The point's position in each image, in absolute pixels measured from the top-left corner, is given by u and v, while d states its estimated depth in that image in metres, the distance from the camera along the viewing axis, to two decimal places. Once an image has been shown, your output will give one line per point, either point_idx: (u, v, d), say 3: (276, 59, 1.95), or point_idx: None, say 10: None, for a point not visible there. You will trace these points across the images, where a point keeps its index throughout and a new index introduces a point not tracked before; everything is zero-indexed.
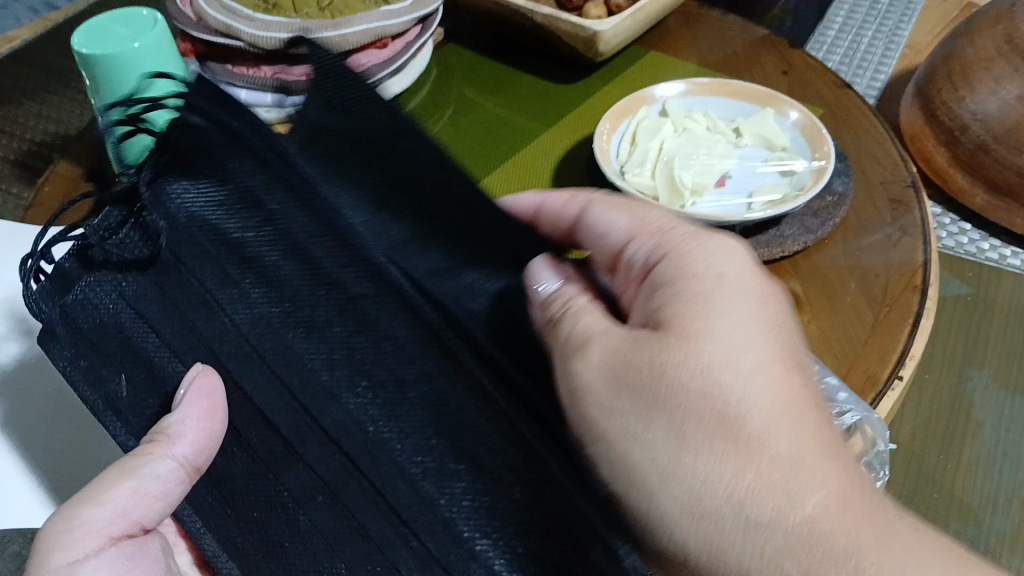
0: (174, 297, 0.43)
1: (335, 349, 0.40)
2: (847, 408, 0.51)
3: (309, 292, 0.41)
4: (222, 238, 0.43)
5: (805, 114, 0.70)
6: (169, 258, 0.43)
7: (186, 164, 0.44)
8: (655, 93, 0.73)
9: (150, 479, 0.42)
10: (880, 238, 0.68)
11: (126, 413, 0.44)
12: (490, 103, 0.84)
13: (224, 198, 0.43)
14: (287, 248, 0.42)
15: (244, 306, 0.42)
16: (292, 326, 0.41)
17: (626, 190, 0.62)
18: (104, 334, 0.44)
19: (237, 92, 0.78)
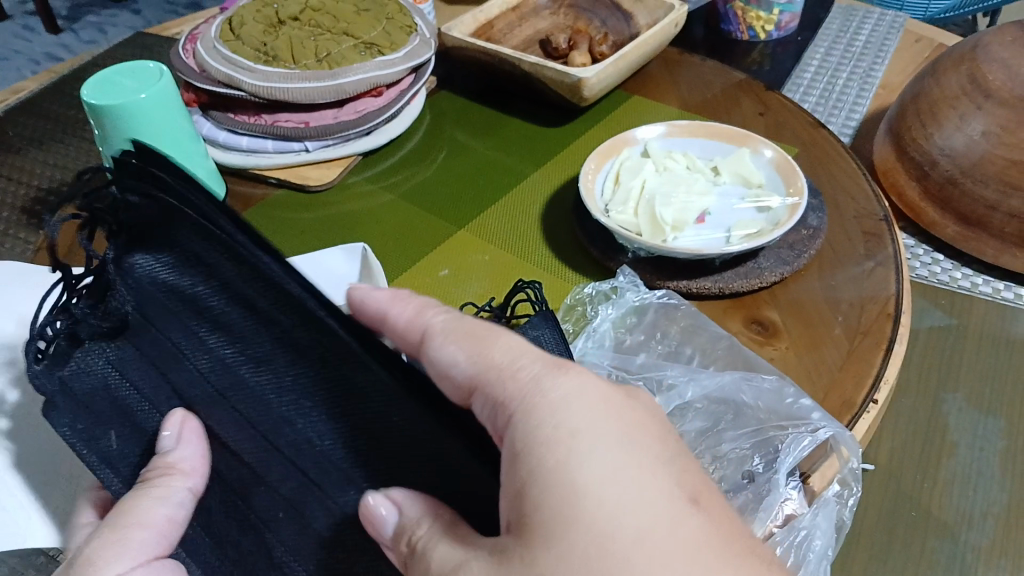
0: (149, 354, 0.45)
1: (282, 378, 0.42)
2: (821, 425, 0.53)
3: (258, 333, 0.42)
4: (178, 294, 0.44)
5: (779, 153, 0.73)
6: (137, 320, 0.45)
7: (145, 233, 0.44)
8: (637, 135, 0.77)
9: (170, 507, 0.42)
10: (854, 269, 0.71)
11: (118, 463, 0.45)
12: (481, 146, 0.88)
13: (176, 261, 0.44)
14: (240, 304, 0.42)
15: (207, 353, 0.43)
16: (247, 362, 0.43)
17: (610, 226, 0.66)
18: (95, 400, 0.44)
19: (238, 139, 0.82)
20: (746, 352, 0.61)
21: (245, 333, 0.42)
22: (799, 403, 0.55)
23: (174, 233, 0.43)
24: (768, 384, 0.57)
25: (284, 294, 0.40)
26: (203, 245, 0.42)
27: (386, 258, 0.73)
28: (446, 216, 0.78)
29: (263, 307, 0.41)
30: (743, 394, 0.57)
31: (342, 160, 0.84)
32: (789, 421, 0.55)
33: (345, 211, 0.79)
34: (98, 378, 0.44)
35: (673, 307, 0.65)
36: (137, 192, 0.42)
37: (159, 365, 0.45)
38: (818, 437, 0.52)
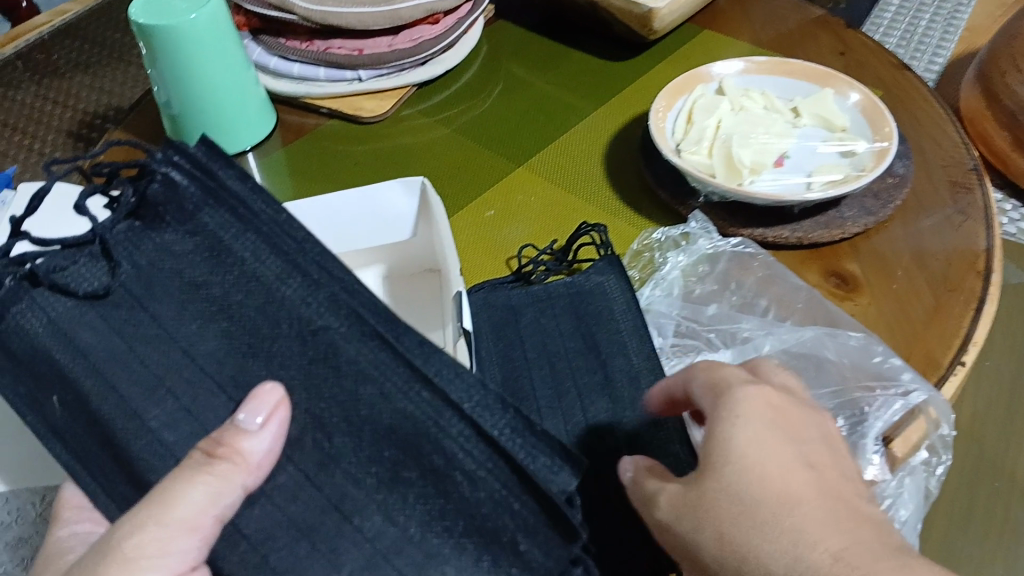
0: (120, 327, 0.42)
1: (287, 372, 0.40)
2: (913, 388, 0.50)
3: (269, 335, 0.40)
4: (193, 284, 0.42)
5: (866, 95, 0.68)
6: (124, 294, 0.42)
7: (155, 215, 0.43)
8: (711, 72, 0.72)
9: (223, 507, 0.38)
10: (942, 221, 0.66)
11: (65, 431, 0.43)
12: (541, 81, 0.83)
13: (194, 248, 0.42)
14: (251, 290, 0.41)
15: (200, 339, 0.41)
16: (252, 356, 0.41)
17: (682, 168, 0.62)
18: (37, 360, 0.42)
19: (290, 67, 0.78)
20: (827, 305, 0.57)
21: (250, 333, 0.41)
22: (889, 362, 0.52)
23: (200, 222, 0.42)
24: (854, 340, 0.53)
25: (324, 294, 0.40)
26: (239, 238, 0.41)
27: (443, 196, 0.70)
28: (502, 152, 0.74)
29: (287, 304, 0.40)
30: (826, 350, 0.54)
31: (396, 92, 0.81)
32: (876, 381, 0.51)
33: (398, 145, 0.76)
34: (39, 340, 0.42)
35: (749, 256, 0.61)
36: (182, 174, 0.43)
37: (130, 343, 0.41)
38: (911, 401, 0.49)
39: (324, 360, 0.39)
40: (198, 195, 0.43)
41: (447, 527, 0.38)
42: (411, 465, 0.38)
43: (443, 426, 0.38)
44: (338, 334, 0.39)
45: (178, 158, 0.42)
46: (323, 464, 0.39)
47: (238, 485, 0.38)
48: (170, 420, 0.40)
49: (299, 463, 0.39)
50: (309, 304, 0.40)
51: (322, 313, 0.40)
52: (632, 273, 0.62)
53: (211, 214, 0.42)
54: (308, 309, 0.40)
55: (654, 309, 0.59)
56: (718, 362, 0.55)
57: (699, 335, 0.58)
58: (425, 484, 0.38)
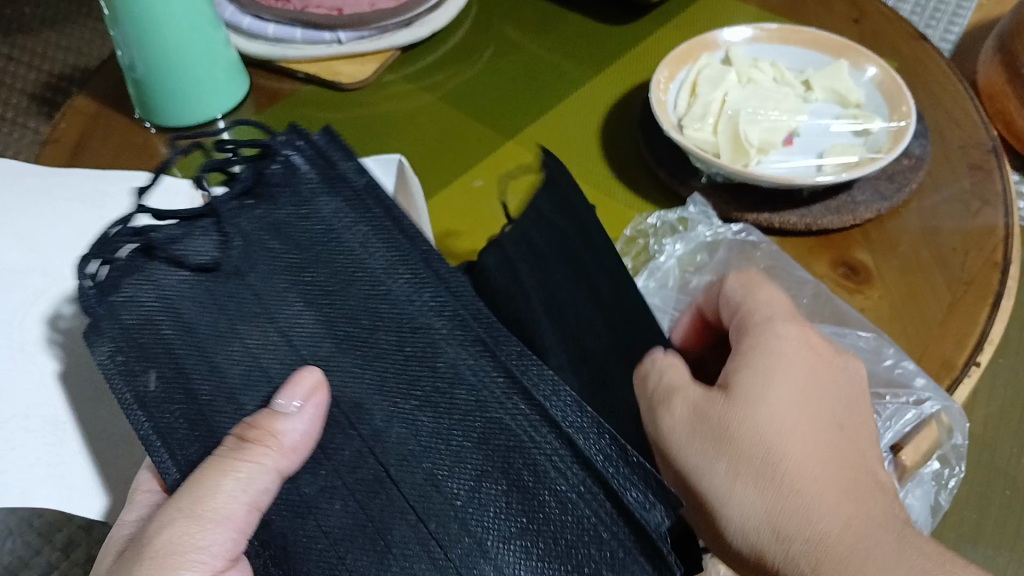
0: (221, 302, 0.40)
1: (382, 370, 0.38)
2: (926, 398, 0.46)
3: (368, 327, 0.39)
4: (291, 263, 0.41)
5: (884, 69, 0.63)
6: (228, 269, 0.41)
7: (269, 194, 0.43)
8: (718, 39, 0.67)
9: (255, 493, 0.36)
10: (957, 207, 0.62)
11: (153, 405, 0.38)
12: (534, 45, 0.78)
13: (292, 224, 0.42)
14: (352, 275, 0.40)
15: (296, 326, 0.39)
16: (348, 347, 0.39)
17: (684, 145, 0.57)
18: (141, 333, 0.40)
19: (264, 26, 0.73)
20: (835, 303, 0.53)
21: (352, 325, 0.39)
22: (901, 368, 0.47)
23: (313, 202, 0.42)
24: (867, 340, 0.48)
25: (428, 291, 0.39)
26: (352, 228, 0.41)
27: (425, 172, 0.65)
28: (489, 123, 0.69)
29: (390, 296, 0.39)
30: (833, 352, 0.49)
31: (378, 55, 0.75)
32: (886, 389, 0.47)
33: (380, 111, 0.71)
34: (149, 314, 0.40)
35: (750, 245, 0.57)
36: (304, 160, 0.44)
37: (232, 321, 0.40)
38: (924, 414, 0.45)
39: (422, 360, 0.37)
40: (315, 180, 0.43)
41: (526, 546, 0.34)
42: (498, 477, 0.35)
43: (539, 441, 0.35)
44: (441, 333, 0.38)
45: (302, 144, 0.44)
46: (405, 462, 0.36)
47: (269, 469, 0.36)
48: (247, 382, 0.39)
49: (380, 459, 0.36)
50: (418, 303, 0.39)
51: (422, 310, 0.38)
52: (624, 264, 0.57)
53: (326, 200, 0.42)
54: (411, 306, 0.39)
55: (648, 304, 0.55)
56: None
57: None
58: (510, 498, 0.34)
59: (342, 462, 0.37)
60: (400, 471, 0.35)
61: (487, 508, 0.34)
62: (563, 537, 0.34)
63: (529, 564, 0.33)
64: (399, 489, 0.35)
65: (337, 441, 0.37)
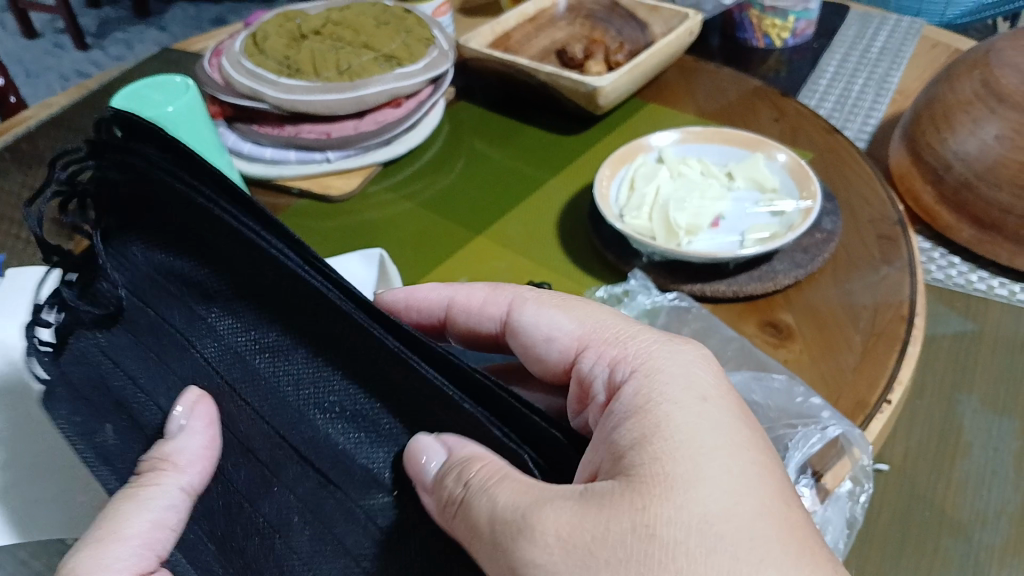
0: (144, 342, 0.47)
1: (302, 374, 0.43)
2: (830, 424, 0.53)
3: (270, 329, 0.43)
4: (193, 285, 0.45)
5: (793, 158, 0.75)
6: (135, 303, 0.47)
7: (139, 217, 0.47)
8: (652, 142, 0.79)
9: (162, 510, 0.43)
10: (868, 272, 0.72)
11: (116, 459, 0.47)
12: (499, 155, 0.89)
13: (180, 246, 0.46)
14: (245, 282, 0.44)
15: (211, 341, 0.45)
16: (262, 355, 0.44)
17: (624, 231, 0.67)
18: (89, 386, 0.47)
19: (262, 150, 0.84)
20: (755, 354, 0.62)
21: (260, 330, 0.44)
22: (808, 401, 0.55)
23: (176, 213, 0.45)
24: (776, 383, 0.57)
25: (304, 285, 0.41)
26: (212, 232, 0.43)
27: (406, 265, 0.75)
28: (463, 222, 0.80)
29: (278, 297, 0.43)
30: (752, 393, 0.56)
31: (363, 170, 0.86)
32: (797, 419, 0.54)
33: (366, 219, 0.81)
34: (94, 367, 0.47)
35: (685, 309, 0.66)
36: (131, 169, 0.45)
37: (157, 356, 0.46)
38: (829, 436, 0.52)
39: (326, 349, 0.42)
40: (151, 183, 0.44)
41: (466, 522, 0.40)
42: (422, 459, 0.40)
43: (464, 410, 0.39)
44: (327, 319, 0.41)
45: (116, 154, 0.44)
46: (338, 463, 0.42)
47: (173, 484, 0.43)
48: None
49: (317, 465, 0.42)
50: (296, 293, 0.42)
51: (308, 303, 0.41)
52: None
53: (182, 208, 0.44)
54: (295, 297, 0.42)
55: None
56: None
57: None
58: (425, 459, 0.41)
59: (288, 478, 0.42)
60: (348, 458, 0.42)
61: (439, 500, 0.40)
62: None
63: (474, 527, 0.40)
64: (347, 491, 0.41)
65: (280, 459, 0.43)
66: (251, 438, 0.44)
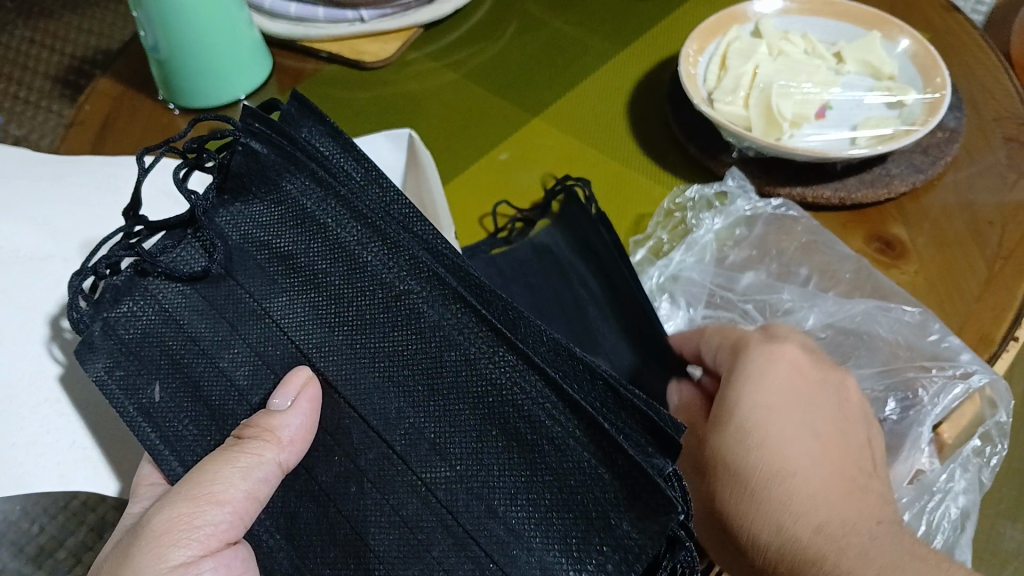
0: (219, 307, 0.41)
1: (376, 355, 0.38)
2: (973, 371, 0.47)
3: (354, 301, 0.39)
4: (280, 255, 0.41)
5: (918, 41, 0.62)
6: (221, 272, 0.41)
7: (241, 187, 0.43)
8: (749, 11, 0.66)
9: (256, 481, 0.37)
10: (993, 180, 0.60)
11: (158, 415, 0.40)
12: (557, 20, 0.76)
13: (279, 217, 0.42)
14: (337, 254, 0.40)
15: (290, 309, 0.40)
16: (342, 329, 0.39)
17: (714, 118, 0.56)
18: (145, 344, 0.41)
19: (286, 6, 0.72)
20: (876, 277, 0.54)
21: (342, 306, 0.39)
22: (947, 342, 0.49)
23: (279, 186, 0.42)
24: (908, 316, 0.51)
25: (404, 256, 0.38)
26: (321, 205, 0.41)
27: (451, 148, 0.65)
28: (517, 100, 0.69)
29: (370, 268, 0.39)
30: (876, 325, 0.52)
31: (400, 33, 0.74)
32: (932, 361, 0.49)
33: (405, 90, 0.70)
34: (150, 328, 0.41)
35: (791, 220, 0.57)
36: (262, 144, 0.42)
37: (231, 323, 0.40)
38: (972, 385, 0.47)
39: (409, 324, 0.38)
40: (279, 161, 0.42)
41: (533, 501, 0.34)
42: (517, 453, 0.35)
43: (527, 390, 0.35)
44: (419, 294, 0.38)
45: (257, 125, 0.42)
46: (412, 435, 0.36)
47: (273, 458, 0.36)
48: (253, 379, 0.39)
49: (389, 440, 0.36)
50: (393, 266, 0.39)
51: (401, 275, 0.38)
52: (661, 236, 0.58)
53: (293, 179, 0.42)
54: (386, 270, 0.39)
55: (684, 277, 0.57)
56: None
57: (734, 306, 0.56)
58: (511, 453, 0.35)
59: (352, 444, 0.37)
60: (415, 445, 0.36)
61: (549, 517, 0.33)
62: (567, 483, 0.33)
63: (545, 523, 0.33)
64: (409, 465, 0.36)
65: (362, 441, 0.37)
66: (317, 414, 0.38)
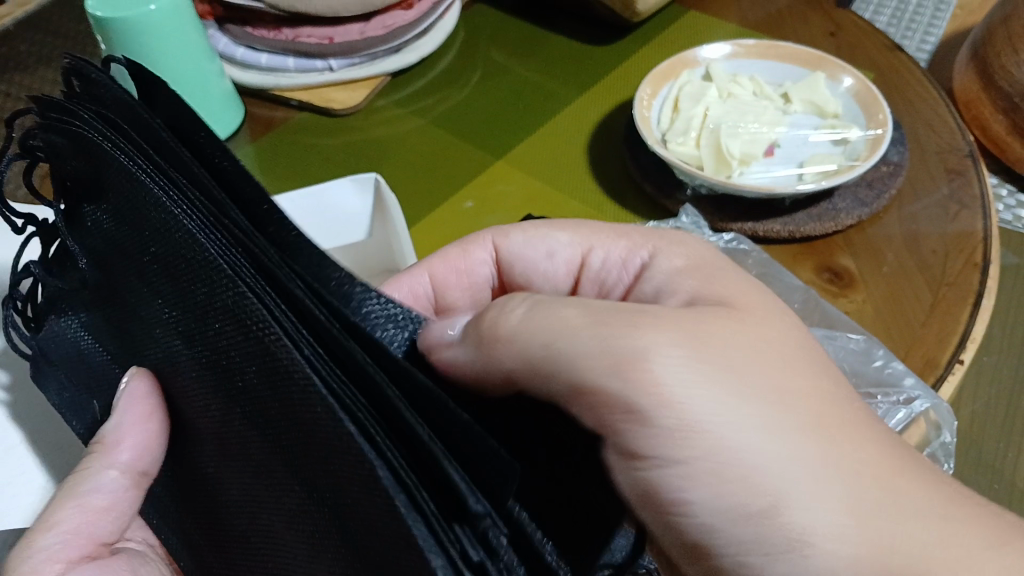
0: (117, 321, 0.38)
1: (237, 397, 0.31)
2: (916, 396, 0.50)
3: (207, 328, 0.31)
4: (134, 263, 0.34)
5: (859, 80, 0.66)
6: (103, 282, 0.37)
7: (90, 178, 0.34)
8: (700, 56, 0.70)
9: (93, 493, 0.40)
10: (936, 212, 0.63)
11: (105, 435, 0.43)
12: (520, 67, 0.79)
13: (116, 214, 0.33)
14: (174, 274, 0.31)
15: (164, 336, 0.34)
16: (204, 364, 0.32)
17: (666, 158, 0.59)
18: (79, 362, 0.42)
19: (257, 57, 0.75)
20: (823, 306, 0.56)
21: (196, 333, 0.32)
22: (891, 367, 0.51)
23: (104, 178, 0.33)
24: (852, 344, 0.52)
25: (228, 282, 0.28)
26: (137, 198, 0.31)
27: (418, 191, 0.67)
28: (480, 144, 0.71)
29: (203, 291, 0.30)
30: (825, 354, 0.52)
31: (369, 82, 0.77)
32: (877, 387, 0.51)
33: (373, 136, 0.73)
34: (78, 343, 0.41)
35: (743, 254, 0.59)
36: (66, 121, 0.32)
37: (132, 344, 0.38)
38: (914, 409, 0.49)
39: (256, 368, 0.28)
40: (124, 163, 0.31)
41: None
42: (382, 547, 0.27)
43: (382, 490, 0.25)
44: (248, 334, 0.28)
45: (79, 85, 0.31)
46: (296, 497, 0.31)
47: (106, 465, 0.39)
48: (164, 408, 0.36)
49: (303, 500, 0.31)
50: (221, 291, 0.28)
51: (230, 305, 0.28)
52: None
53: (116, 172, 0.31)
54: (215, 297, 0.29)
55: None
56: None
57: None
58: (381, 539, 0.27)
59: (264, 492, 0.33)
60: (317, 505, 0.29)
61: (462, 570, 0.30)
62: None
63: None
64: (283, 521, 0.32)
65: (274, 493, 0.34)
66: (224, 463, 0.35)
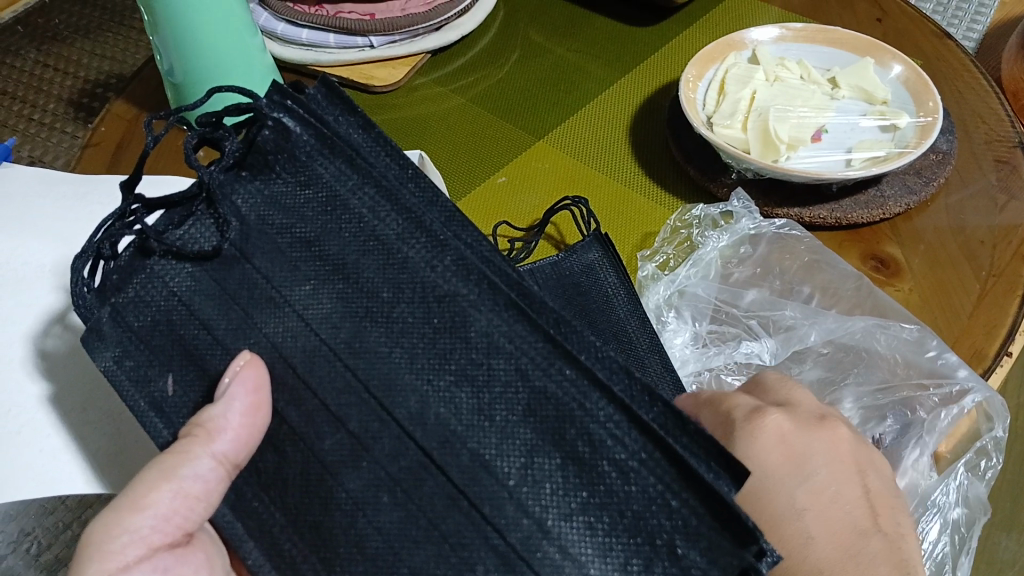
0: (235, 292, 0.37)
1: (409, 342, 0.35)
2: (969, 388, 0.49)
3: (389, 299, 0.35)
4: (305, 241, 0.37)
5: (909, 67, 0.65)
6: (235, 253, 0.37)
7: (265, 164, 0.38)
8: (747, 39, 0.69)
9: (189, 479, 0.36)
10: (984, 202, 0.62)
11: (171, 410, 0.37)
12: (560, 47, 0.78)
13: (286, 198, 0.38)
14: (368, 244, 0.36)
15: (313, 301, 0.36)
16: (368, 322, 0.35)
17: (713, 142, 0.58)
18: (158, 332, 0.37)
19: (297, 32, 0.75)
20: (876, 294, 0.55)
21: (377, 294, 0.36)
22: (944, 359, 0.50)
23: (300, 160, 0.38)
24: (907, 333, 0.52)
25: (449, 256, 0.35)
26: (341, 179, 0.37)
27: (458, 172, 0.67)
28: (521, 125, 0.71)
29: (411, 266, 0.36)
30: (875, 342, 0.53)
31: (408, 59, 0.77)
32: (929, 379, 0.50)
33: (411, 114, 0.72)
34: (161, 309, 0.37)
35: (794, 239, 0.59)
36: (295, 120, 0.38)
37: (246, 309, 0.37)
38: (966, 405, 0.48)
39: (452, 329, 0.34)
40: (315, 144, 0.38)
41: (590, 524, 0.32)
42: (551, 450, 0.32)
43: (589, 409, 0.32)
44: (468, 299, 0.34)
45: (291, 103, 0.38)
46: (450, 442, 0.33)
47: (204, 451, 0.35)
48: (308, 358, 0.36)
49: (420, 443, 0.33)
50: (426, 258, 0.35)
51: (434, 268, 0.35)
52: (667, 252, 0.60)
53: (326, 163, 0.37)
54: (412, 254, 0.36)
55: (689, 292, 0.58)
56: (759, 351, 0.55)
57: (738, 321, 0.57)
58: (566, 472, 0.32)
59: (382, 452, 0.34)
60: (520, 486, 0.32)
61: (582, 542, 0.32)
62: (626, 510, 0.32)
63: (603, 551, 0.31)
64: (451, 475, 0.33)
65: (395, 453, 0.34)
66: (320, 435, 0.35)
